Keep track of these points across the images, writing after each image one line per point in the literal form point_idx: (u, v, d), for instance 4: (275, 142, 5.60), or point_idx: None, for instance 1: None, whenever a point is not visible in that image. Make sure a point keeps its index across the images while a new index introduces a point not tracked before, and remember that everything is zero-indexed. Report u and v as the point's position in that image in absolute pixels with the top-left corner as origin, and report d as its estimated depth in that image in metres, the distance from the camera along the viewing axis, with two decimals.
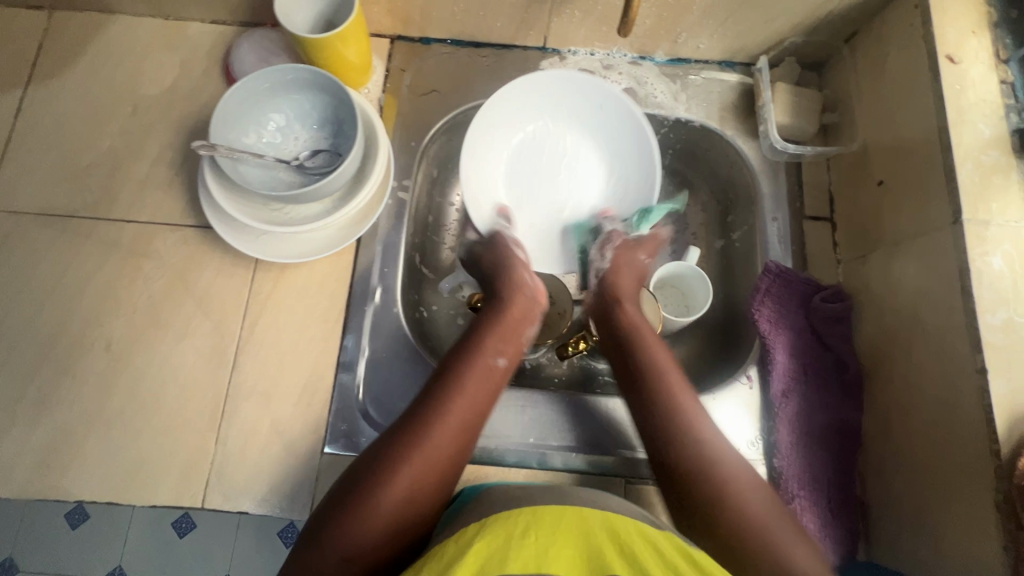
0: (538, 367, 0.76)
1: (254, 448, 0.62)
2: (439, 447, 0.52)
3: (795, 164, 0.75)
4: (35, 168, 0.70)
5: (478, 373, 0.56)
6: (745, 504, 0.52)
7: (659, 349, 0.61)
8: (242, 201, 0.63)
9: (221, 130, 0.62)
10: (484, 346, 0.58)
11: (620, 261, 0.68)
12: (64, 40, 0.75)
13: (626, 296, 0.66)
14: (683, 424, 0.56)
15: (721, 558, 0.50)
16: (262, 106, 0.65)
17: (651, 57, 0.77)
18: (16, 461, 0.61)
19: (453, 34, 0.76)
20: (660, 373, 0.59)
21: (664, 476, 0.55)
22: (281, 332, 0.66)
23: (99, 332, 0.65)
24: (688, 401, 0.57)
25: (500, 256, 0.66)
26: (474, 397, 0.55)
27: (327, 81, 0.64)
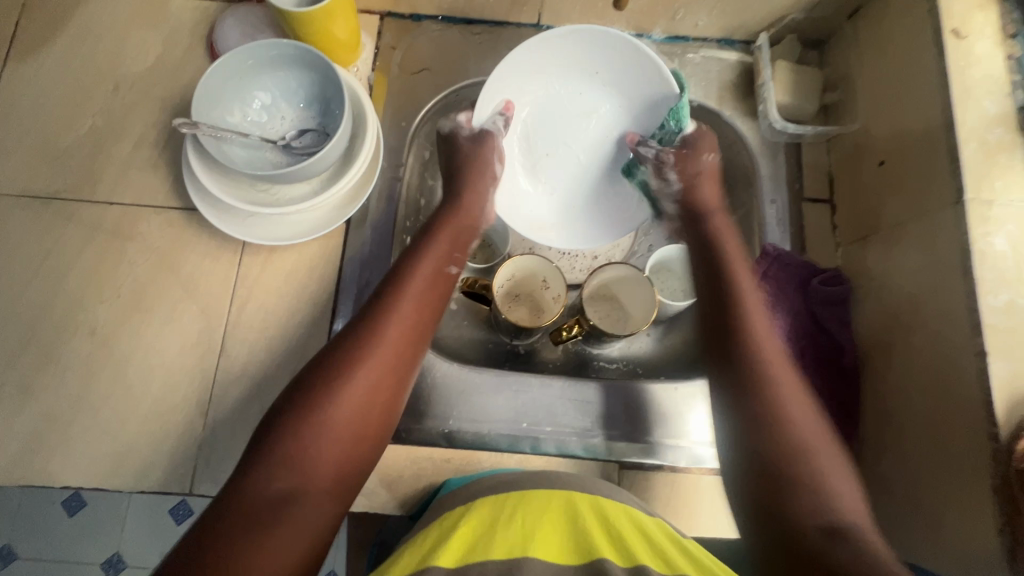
0: (532, 351, 0.75)
1: (244, 434, 0.62)
2: (394, 343, 0.50)
3: (795, 145, 0.73)
4: (14, 149, 0.68)
5: (431, 277, 0.56)
6: (802, 426, 0.49)
7: (745, 270, 0.60)
8: (228, 182, 0.61)
9: (204, 108, 0.60)
10: (435, 248, 0.59)
11: (691, 174, 0.66)
12: (42, 16, 0.72)
13: (715, 211, 0.65)
14: (754, 321, 0.55)
15: (764, 475, 0.48)
16: (246, 83, 0.63)
17: (648, 35, 0.75)
18: (2, 446, 0.60)
19: (444, 11, 0.74)
20: (737, 282, 0.58)
21: (732, 377, 0.52)
22: (270, 316, 0.65)
23: (83, 317, 0.64)
24: (763, 313, 0.56)
25: (474, 153, 0.65)
26: (426, 295, 0.55)
27: (312, 57, 0.62)
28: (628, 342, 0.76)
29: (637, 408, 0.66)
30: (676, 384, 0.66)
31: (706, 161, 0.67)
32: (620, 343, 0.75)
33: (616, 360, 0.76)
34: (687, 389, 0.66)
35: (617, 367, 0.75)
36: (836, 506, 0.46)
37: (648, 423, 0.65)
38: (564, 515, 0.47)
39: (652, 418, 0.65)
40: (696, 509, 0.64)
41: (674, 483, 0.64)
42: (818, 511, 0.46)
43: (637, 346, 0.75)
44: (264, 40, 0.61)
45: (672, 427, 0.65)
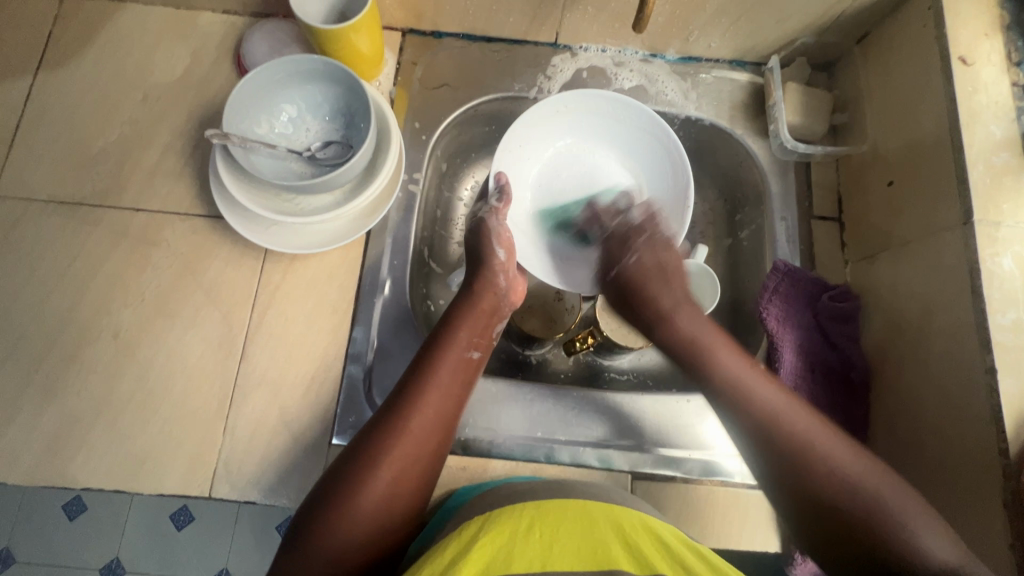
0: (544, 362, 0.77)
1: (263, 439, 0.62)
2: (416, 440, 0.52)
3: (804, 164, 0.75)
4: (44, 155, 0.70)
5: (453, 370, 0.57)
6: (859, 481, 0.50)
7: (717, 339, 0.61)
8: (254, 191, 0.63)
9: (235, 119, 0.61)
10: (456, 337, 0.59)
11: (653, 265, 0.66)
12: (75, 27, 0.75)
13: (682, 304, 0.64)
14: (749, 386, 0.56)
15: (843, 538, 0.49)
16: (275, 96, 0.65)
17: (662, 55, 0.78)
18: (24, 448, 0.61)
19: (465, 29, 0.76)
20: (716, 361, 0.59)
21: (747, 426, 0.55)
22: (291, 322, 0.66)
23: (107, 321, 0.65)
24: (740, 368, 0.58)
25: (481, 248, 0.65)
26: (448, 390, 0.56)
27: (340, 74, 0.64)
28: (639, 354, 0.77)
29: (649, 418, 0.67)
30: (688, 397, 0.68)
31: (636, 262, 0.66)
32: (632, 354, 0.76)
33: (627, 371, 0.77)
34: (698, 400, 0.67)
35: (628, 379, 0.77)
36: (927, 556, 0.46)
37: (659, 434, 0.66)
38: (584, 524, 0.48)
39: (663, 428, 0.67)
40: (711, 521, 0.63)
41: (688, 495, 0.64)
42: (916, 561, 0.46)
43: (648, 359, 0.77)
44: (293, 56, 0.63)
45: (683, 437, 0.66)
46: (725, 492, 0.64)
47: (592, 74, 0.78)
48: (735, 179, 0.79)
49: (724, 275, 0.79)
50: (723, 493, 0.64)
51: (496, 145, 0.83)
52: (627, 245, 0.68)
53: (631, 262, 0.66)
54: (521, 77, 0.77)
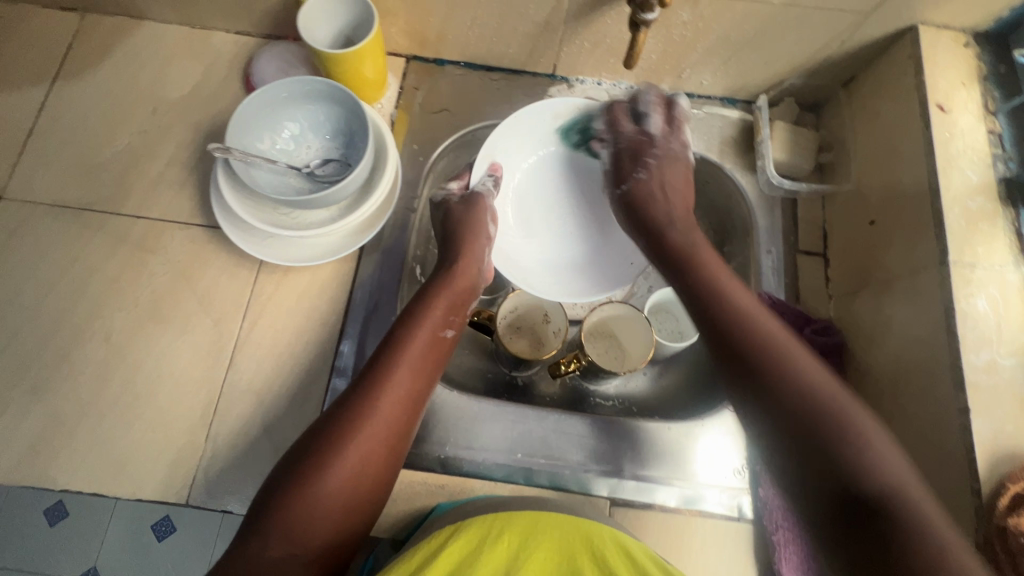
0: (530, 383, 0.78)
1: (244, 447, 0.63)
2: (387, 416, 0.53)
3: (791, 200, 0.77)
4: (54, 161, 0.72)
5: (428, 344, 0.58)
6: (835, 399, 0.47)
7: (738, 291, 0.56)
8: (252, 204, 0.65)
9: (237, 134, 0.64)
10: (431, 315, 0.60)
11: (655, 187, 0.68)
12: (94, 41, 0.78)
13: (694, 250, 0.62)
14: (734, 298, 0.55)
15: (793, 445, 0.46)
16: (277, 114, 0.67)
17: (656, 90, 0.81)
18: (5, 447, 0.61)
19: (466, 58, 0.79)
20: (732, 303, 0.55)
21: (740, 366, 0.51)
22: (280, 333, 0.67)
23: (100, 324, 0.66)
24: (767, 319, 0.53)
25: (473, 219, 0.67)
26: (421, 367, 0.57)
27: (342, 96, 0.66)
28: (624, 381, 0.78)
29: (630, 445, 0.66)
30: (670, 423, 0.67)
31: (644, 182, 0.69)
32: (617, 380, 0.77)
33: (611, 398, 0.78)
34: (680, 427, 0.67)
35: (613, 405, 0.77)
36: (889, 493, 0.42)
37: (638, 459, 0.66)
38: (558, 538, 0.48)
39: (642, 455, 0.66)
40: (689, 553, 0.63)
41: (666, 523, 0.64)
42: (865, 484, 0.43)
43: (633, 385, 0.78)
44: (297, 77, 0.66)
45: (663, 465, 0.66)
46: (703, 522, 0.64)
47: None
48: (722, 211, 0.80)
49: None
50: (701, 524, 0.64)
51: None
52: (637, 162, 0.70)
53: (638, 180, 0.69)
54: (519, 105, 0.80)
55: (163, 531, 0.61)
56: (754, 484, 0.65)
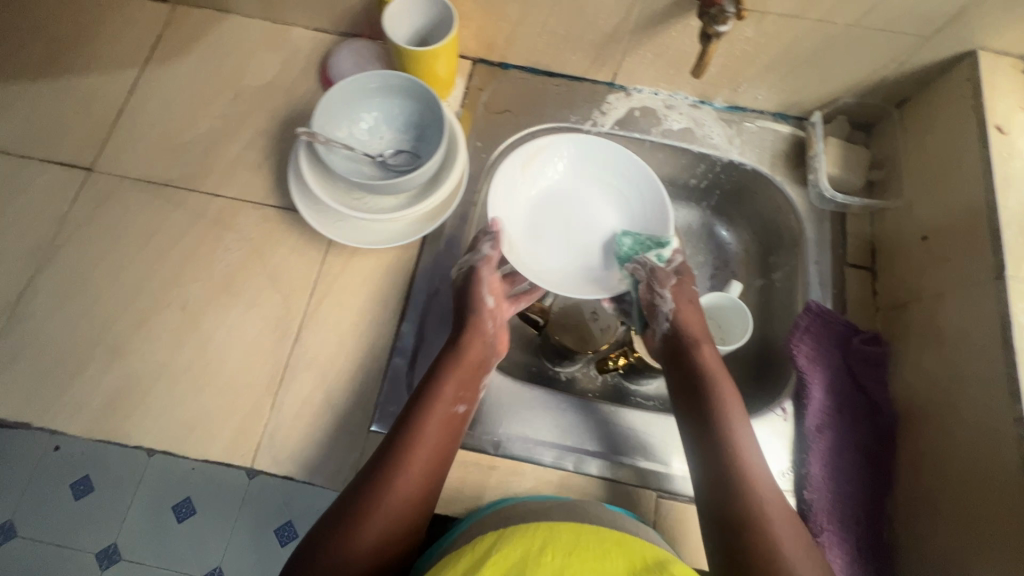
0: (572, 380, 0.82)
1: (307, 418, 0.65)
2: (402, 497, 0.55)
3: (840, 214, 0.78)
4: (141, 139, 0.77)
5: (445, 419, 0.60)
6: (764, 505, 0.56)
7: (729, 386, 0.64)
8: (329, 187, 0.69)
9: (321, 122, 0.68)
10: (442, 392, 0.61)
11: (684, 299, 0.70)
12: (182, 31, 0.83)
13: (705, 342, 0.67)
14: (717, 379, 0.64)
15: (725, 529, 0.55)
16: (357, 105, 0.71)
17: (711, 102, 0.84)
18: (85, 403, 0.65)
19: (530, 63, 0.83)
20: (722, 399, 0.63)
21: (706, 441, 0.61)
22: (344, 311, 0.70)
23: (176, 294, 0.70)
24: (729, 393, 0.63)
25: (472, 296, 0.68)
26: (438, 445, 0.58)
27: (419, 92, 0.70)
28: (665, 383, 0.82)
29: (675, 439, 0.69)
30: None
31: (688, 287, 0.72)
32: (658, 381, 0.81)
33: (652, 398, 0.82)
34: None
35: (653, 405, 0.81)
36: None
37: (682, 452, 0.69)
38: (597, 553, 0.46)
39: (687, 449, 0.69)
40: None
41: None
42: None
43: None
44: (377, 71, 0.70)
45: None
46: None
47: (644, 113, 0.83)
48: (770, 223, 0.84)
49: (756, 314, 0.83)
50: None
51: None
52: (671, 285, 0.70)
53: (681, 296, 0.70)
54: (578, 110, 0.83)
55: (184, 513, 0.65)
56: (799, 487, 0.65)
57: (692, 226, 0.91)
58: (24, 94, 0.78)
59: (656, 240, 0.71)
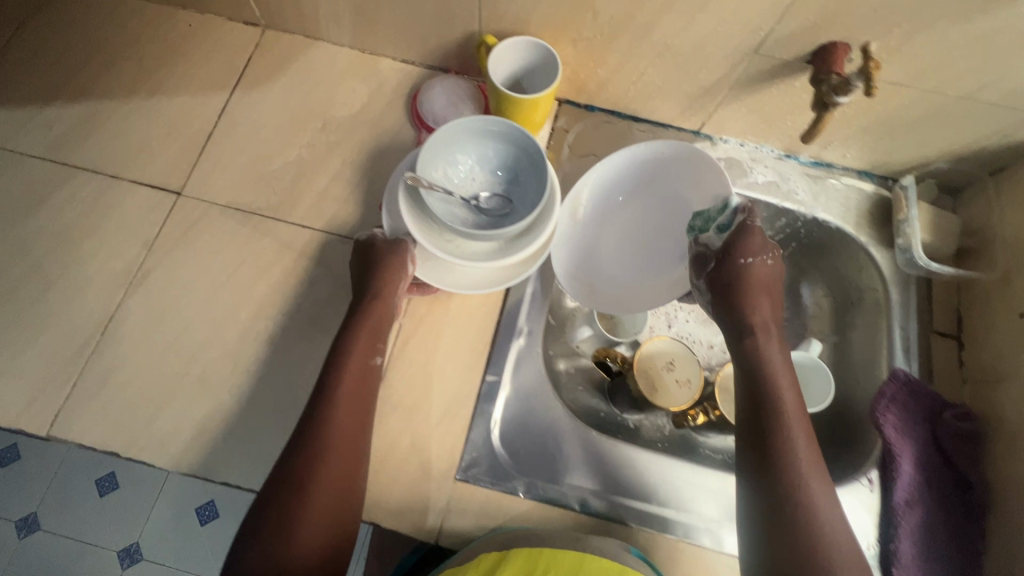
0: (638, 428, 0.82)
1: (393, 462, 0.65)
2: (340, 456, 0.57)
3: (926, 280, 0.77)
4: (230, 164, 0.77)
5: (356, 375, 0.62)
6: (818, 520, 0.53)
7: (788, 376, 0.62)
8: (423, 228, 0.67)
9: (422, 163, 0.66)
10: (357, 347, 0.63)
11: (733, 283, 0.66)
12: (271, 55, 0.83)
13: (766, 330, 0.65)
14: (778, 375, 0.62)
15: (771, 542, 0.53)
16: (455, 146, 0.69)
17: (796, 156, 0.83)
18: (174, 434, 0.65)
19: (618, 107, 0.82)
20: (777, 389, 0.61)
21: (760, 442, 0.58)
22: (431, 354, 0.70)
23: (264, 326, 0.70)
24: (788, 392, 0.61)
25: (377, 254, 0.67)
26: (359, 398, 0.61)
27: (521, 141, 0.69)
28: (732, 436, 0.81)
29: None
30: None
31: (755, 268, 0.66)
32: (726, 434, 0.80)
33: (719, 450, 0.81)
34: None
35: (720, 458, 0.80)
36: None
37: None
38: None
39: None
40: None
41: None
42: None
43: None
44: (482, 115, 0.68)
45: None
46: None
47: (730, 164, 0.83)
48: (849, 282, 0.84)
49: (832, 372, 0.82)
50: None
51: None
52: (733, 255, 0.66)
53: (746, 268, 0.66)
54: None
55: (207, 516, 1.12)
56: (885, 561, 0.64)
57: None
58: (115, 114, 0.78)
59: (718, 208, 0.70)
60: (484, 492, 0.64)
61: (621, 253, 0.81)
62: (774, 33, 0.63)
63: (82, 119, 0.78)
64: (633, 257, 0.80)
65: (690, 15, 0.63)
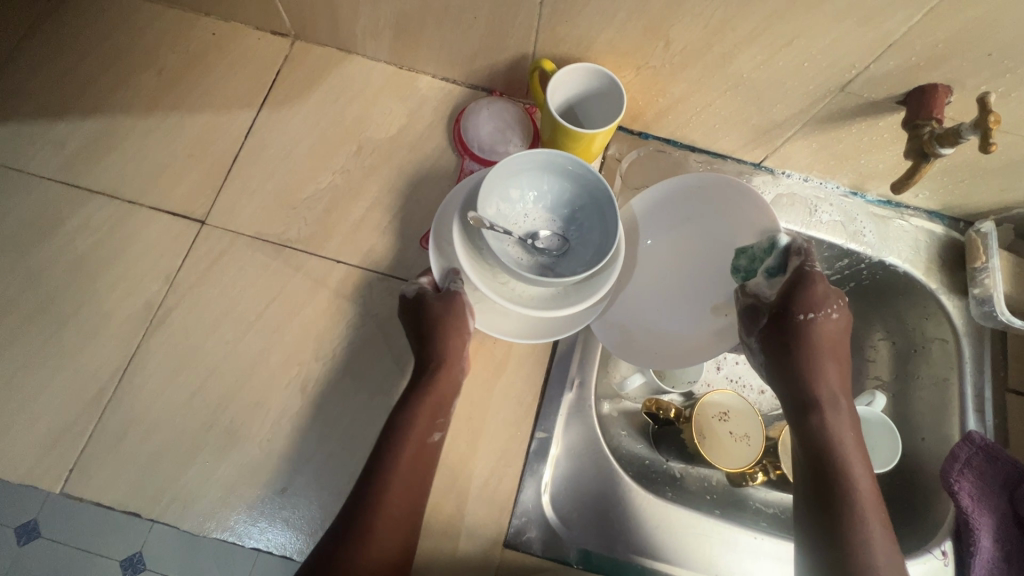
0: (684, 477, 0.75)
1: (437, 526, 0.60)
2: (385, 545, 0.51)
3: (1000, 333, 0.73)
4: (258, 191, 0.71)
5: (412, 456, 0.55)
6: None
7: (859, 453, 0.54)
8: (475, 270, 0.59)
9: (478, 197, 0.58)
10: (416, 422, 0.56)
11: (795, 344, 0.56)
12: (301, 69, 0.77)
13: (833, 397, 0.56)
14: (848, 452, 0.54)
15: None
16: (511, 177, 0.61)
17: (863, 194, 0.78)
18: (201, 491, 0.60)
19: (675, 136, 0.77)
20: (849, 473, 0.53)
21: (831, 538, 0.51)
22: (477, 406, 0.65)
23: (296, 372, 0.64)
24: (861, 475, 0.53)
25: (441, 314, 0.60)
26: (414, 482, 0.54)
27: (589, 178, 0.61)
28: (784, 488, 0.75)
29: None
30: None
31: (818, 324, 0.56)
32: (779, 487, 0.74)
33: (770, 504, 0.74)
34: None
35: (773, 513, 0.73)
36: None
37: None
38: None
39: None
40: None
41: None
42: None
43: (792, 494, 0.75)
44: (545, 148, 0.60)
45: None
46: None
47: (792, 201, 0.77)
48: (911, 329, 0.78)
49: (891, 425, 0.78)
50: None
51: None
52: (793, 310, 0.57)
53: (808, 323, 0.56)
54: None
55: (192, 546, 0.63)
56: None
57: None
58: (134, 132, 0.72)
59: (764, 247, 0.60)
60: (534, 560, 0.60)
61: (666, 294, 0.71)
62: (867, 72, 0.57)
63: (98, 137, 0.72)
64: (678, 301, 0.70)
65: (775, 49, 0.58)
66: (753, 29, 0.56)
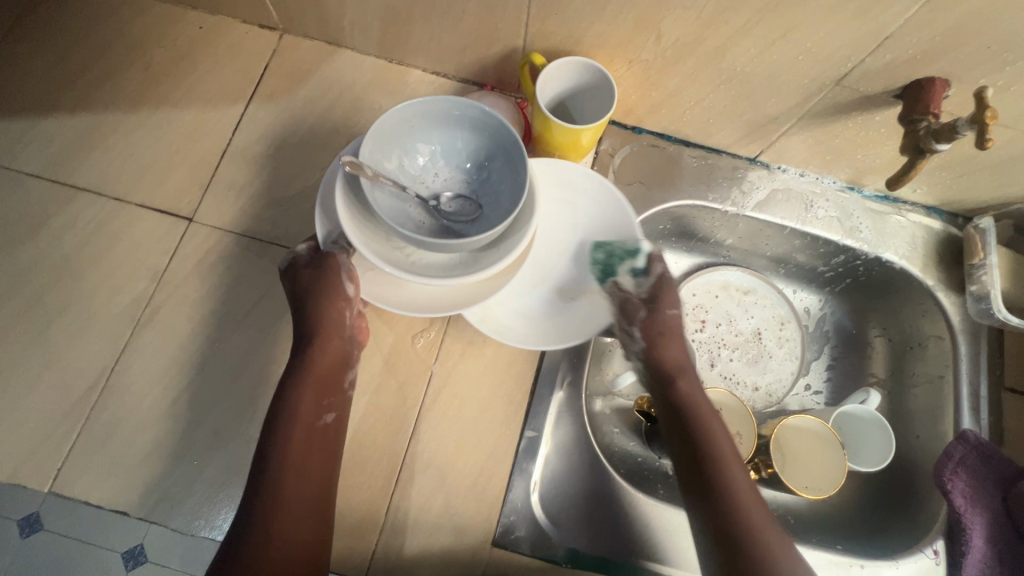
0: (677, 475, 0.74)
1: (425, 526, 0.60)
2: (292, 532, 0.51)
3: (997, 331, 0.72)
4: (246, 187, 0.70)
5: (308, 440, 0.55)
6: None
7: (721, 428, 0.58)
8: (362, 225, 0.52)
9: (373, 144, 0.53)
10: (304, 405, 0.56)
11: (654, 332, 0.62)
12: (289, 64, 0.75)
13: (686, 372, 0.61)
14: (713, 428, 0.58)
15: None
16: (415, 134, 0.56)
17: (860, 188, 0.77)
18: (189, 490, 0.60)
19: (669, 131, 0.75)
20: (714, 442, 0.57)
21: (712, 515, 0.54)
22: (466, 405, 0.65)
23: (285, 370, 0.64)
24: (727, 447, 0.57)
25: (316, 287, 0.58)
26: (314, 466, 0.55)
27: (497, 126, 0.55)
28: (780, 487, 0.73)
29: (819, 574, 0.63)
30: (861, 563, 0.64)
31: (667, 315, 0.63)
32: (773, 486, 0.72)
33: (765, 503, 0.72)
34: (873, 568, 0.63)
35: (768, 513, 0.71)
36: None
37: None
38: None
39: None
40: None
41: None
42: None
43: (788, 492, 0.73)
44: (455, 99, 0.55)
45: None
46: None
47: (787, 196, 0.76)
48: (906, 326, 0.77)
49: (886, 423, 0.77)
50: None
51: (667, 241, 0.82)
52: (646, 304, 0.64)
53: (657, 314, 0.63)
54: (716, 188, 0.76)
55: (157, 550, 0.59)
56: None
57: (810, 312, 0.83)
58: (120, 128, 0.72)
59: (627, 248, 0.66)
60: (523, 560, 0.60)
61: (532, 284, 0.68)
62: (862, 65, 0.56)
63: (84, 133, 0.71)
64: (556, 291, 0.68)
65: (769, 42, 0.56)
66: (745, 21, 0.54)
